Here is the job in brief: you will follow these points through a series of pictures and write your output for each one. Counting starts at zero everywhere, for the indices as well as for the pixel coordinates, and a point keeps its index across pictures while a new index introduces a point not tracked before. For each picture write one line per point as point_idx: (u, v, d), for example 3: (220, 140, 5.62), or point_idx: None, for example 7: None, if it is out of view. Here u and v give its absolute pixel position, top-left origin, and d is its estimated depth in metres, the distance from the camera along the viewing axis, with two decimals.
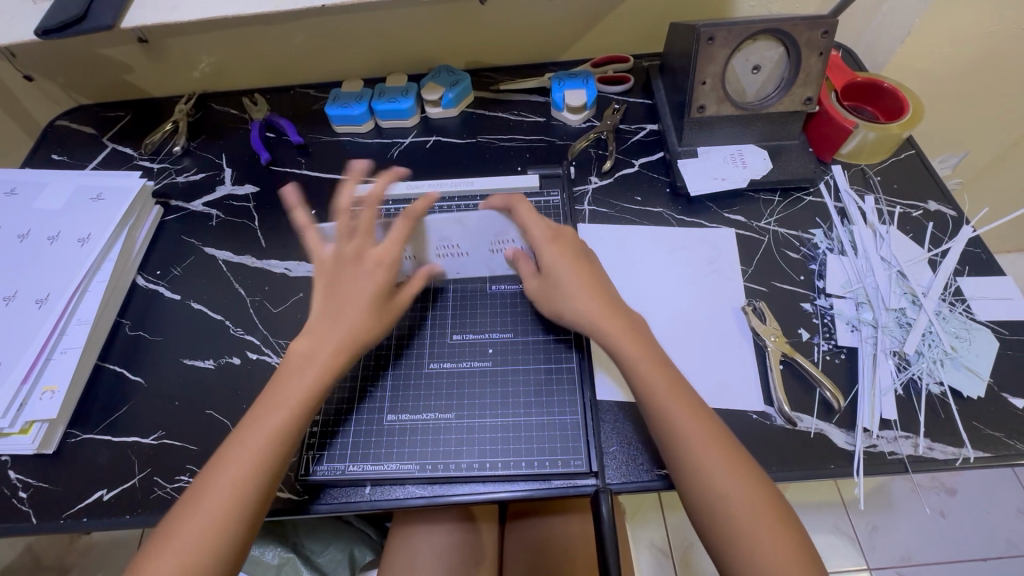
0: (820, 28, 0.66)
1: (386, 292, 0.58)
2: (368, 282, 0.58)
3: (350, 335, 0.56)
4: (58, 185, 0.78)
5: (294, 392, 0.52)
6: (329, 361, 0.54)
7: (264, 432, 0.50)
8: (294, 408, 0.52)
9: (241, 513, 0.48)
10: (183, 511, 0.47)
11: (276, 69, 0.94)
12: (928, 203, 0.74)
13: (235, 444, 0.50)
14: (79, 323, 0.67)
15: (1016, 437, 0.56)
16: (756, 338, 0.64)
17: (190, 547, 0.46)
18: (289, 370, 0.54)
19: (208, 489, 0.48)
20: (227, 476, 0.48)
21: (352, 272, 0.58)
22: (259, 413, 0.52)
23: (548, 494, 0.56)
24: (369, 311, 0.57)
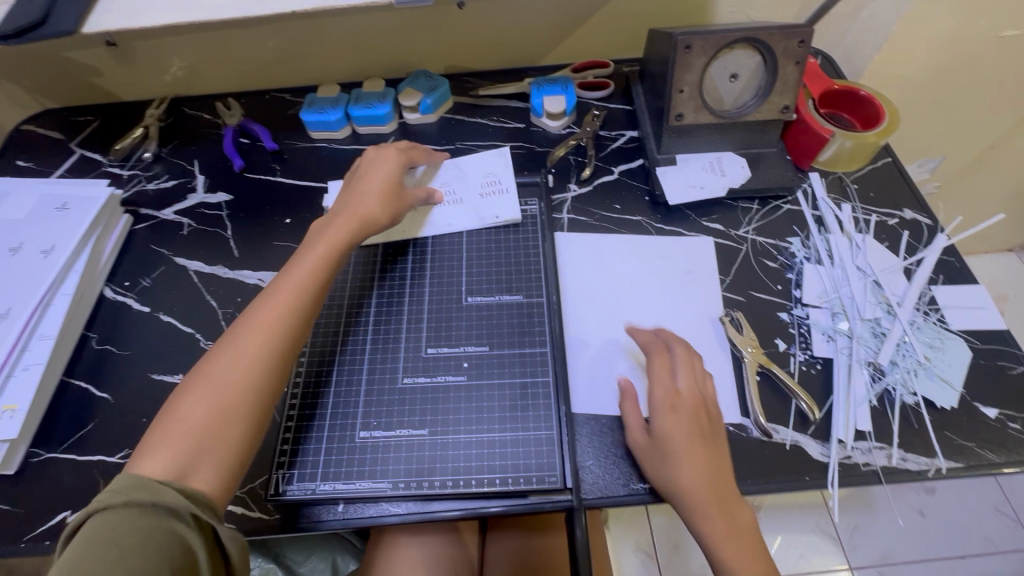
0: (796, 37, 0.66)
1: (394, 178, 0.68)
2: (382, 164, 0.69)
3: (358, 217, 0.64)
4: (22, 193, 0.76)
5: (303, 275, 0.58)
6: (336, 246, 0.61)
7: (273, 312, 0.54)
8: (300, 290, 0.57)
9: (253, 390, 0.51)
10: (193, 388, 0.50)
11: (250, 73, 0.92)
12: (903, 211, 0.74)
13: (243, 326, 0.54)
14: (42, 338, 0.65)
15: (988, 447, 0.56)
16: (733, 348, 0.64)
17: (204, 415, 0.48)
18: (294, 262, 0.59)
19: (219, 366, 0.51)
20: (237, 353, 0.52)
21: (367, 164, 0.69)
22: (265, 301, 0.56)
23: (523, 511, 0.55)
24: (380, 199, 0.66)
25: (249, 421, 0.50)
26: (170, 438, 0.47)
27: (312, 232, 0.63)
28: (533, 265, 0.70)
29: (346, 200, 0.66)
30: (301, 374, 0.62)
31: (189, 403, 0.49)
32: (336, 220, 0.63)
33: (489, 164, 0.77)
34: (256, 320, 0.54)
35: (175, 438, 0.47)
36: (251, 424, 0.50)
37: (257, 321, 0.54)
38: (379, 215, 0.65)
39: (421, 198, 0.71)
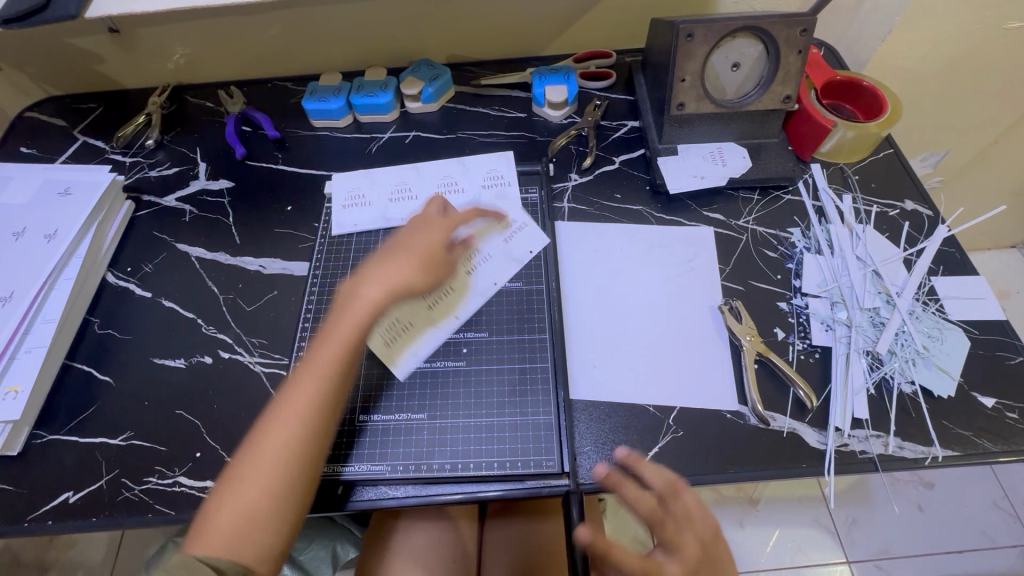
0: (799, 25, 0.66)
1: (438, 256, 0.62)
2: (428, 233, 0.63)
3: (392, 289, 0.57)
4: (26, 179, 0.77)
5: (343, 337, 0.54)
6: (362, 324, 0.55)
7: (307, 401, 0.51)
8: (338, 359, 0.53)
9: (290, 472, 0.49)
10: (231, 476, 0.49)
11: (253, 61, 0.92)
12: (905, 202, 0.74)
13: (280, 402, 0.51)
14: (45, 322, 0.65)
15: (984, 436, 0.56)
16: (732, 337, 0.64)
17: (242, 506, 0.47)
18: (333, 326, 0.55)
19: (254, 450, 0.49)
20: (272, 438, 0.49)
21: (415, 225, 0.64)
22: (302, 374, 0.52)
23: (521, 495, 0.56)
24: (415, 276, 0.59)
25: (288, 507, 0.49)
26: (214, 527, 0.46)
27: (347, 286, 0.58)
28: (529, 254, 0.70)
29: (389, 252, 0.60)
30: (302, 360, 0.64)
31: (224, 510, 0.47)
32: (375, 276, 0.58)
33: (491, 162, 0.77)
34: (292, 399, 0.51)
35: (217, 528, 0.46)
36: (291, 508, 0.49)
37: (294, 397, 0.51)
38: (419, 282, 0.59)
39: (461, 255, 0.67)
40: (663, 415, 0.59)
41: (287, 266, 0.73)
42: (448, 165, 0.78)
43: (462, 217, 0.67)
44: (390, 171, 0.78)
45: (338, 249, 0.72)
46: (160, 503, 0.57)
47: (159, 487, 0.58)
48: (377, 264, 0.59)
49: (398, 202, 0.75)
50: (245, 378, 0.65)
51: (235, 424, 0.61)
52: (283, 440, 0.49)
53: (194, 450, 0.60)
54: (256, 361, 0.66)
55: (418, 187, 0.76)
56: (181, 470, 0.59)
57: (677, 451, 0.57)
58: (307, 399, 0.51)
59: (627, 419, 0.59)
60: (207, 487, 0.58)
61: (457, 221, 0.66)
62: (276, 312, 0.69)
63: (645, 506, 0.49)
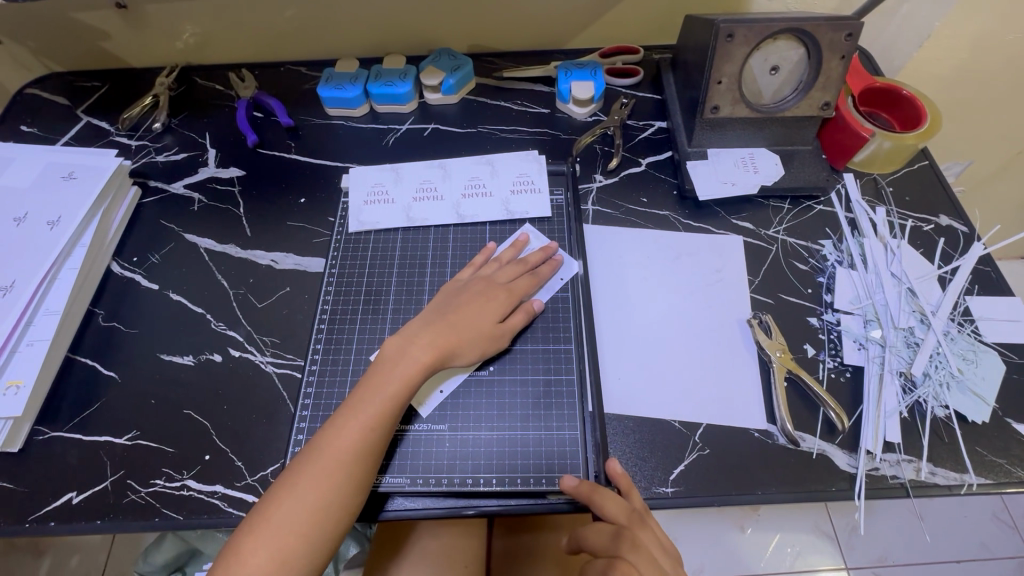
0: (844, 30, 0.63)
1: (490, 328, 0.59)
2: (486, 301, 0.60)
3: (441, 347, 0.56)
4: (28, 160, 0.73)
5: (381, 397, 0.52)
6: (408, 381, 0.54)
7: (345, 449, 0.50)
8: (374, 419, 0.52)
9: (315, 530, 0.48)
10: (254, 524, 0.47)
11: (266, 43, 0.88)
12: (940, 217, 0.72)
13: (309, 455, 0.50)
14: (47, 313, 0.63)
15: (1018, 464, 0.55)
16: (761, 353, 0.62)
17: (263, 558, 0.46)
18: (371, 385, 0.54)
19: (280, 502, 0.48)
20: (300, 492, 0.48)
21: (471, 290, 0.62)
22: (336, 429, 0.51)
23: (542, 511, 0.54)
24: (463, 335, 0.58)
25: (307, 565, 0.47)
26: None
27: (390, 345, 0.57)
28: (561, 280, 0.66)
29: (439, 316, 0.59)
30: (317, 363, 0.62)
31: (251, 547, 0.46)
32: (418, 338, 0.57)
33: (521, 165, 0.74)
34: (324, 453, 0.50)
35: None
36: (309, 567, 0.47)
37: (326, 452, 0.50)
38: (469, 352, 0.58)
39: (523, 322, 0.61)
40: (689, 431, 0.57)
41: (300, 262, 0.70)
42: (479, 164, 0.75)
43: (530, 286, 0.63)
44: (415, 166, 0.75)
45: (355, 246, 0.70)
46: (167, 507, 0.55)
47: (166, 490, 0.56)
48: (424, 323, 0.58)
49: (470, 198, 0.73)
50: (256, 378, 0.62)
51: (246, 427, 0.59)
52: (321, 488, 0.48)
53: (202, 452, 0.58)
54: (267, 361, 0.63)
55: (444, 187, 0.73)
56: (189, 473, 0.57)
57: (703, 469, 0.55)
58: (348, 444, 0.50)
59: (652, 435, 0.57)
60: (216, 492, 0.56)
61: (521, 293, 0.63)
62: (289, 310, 0.67)
63: (623, 513, 0.50)
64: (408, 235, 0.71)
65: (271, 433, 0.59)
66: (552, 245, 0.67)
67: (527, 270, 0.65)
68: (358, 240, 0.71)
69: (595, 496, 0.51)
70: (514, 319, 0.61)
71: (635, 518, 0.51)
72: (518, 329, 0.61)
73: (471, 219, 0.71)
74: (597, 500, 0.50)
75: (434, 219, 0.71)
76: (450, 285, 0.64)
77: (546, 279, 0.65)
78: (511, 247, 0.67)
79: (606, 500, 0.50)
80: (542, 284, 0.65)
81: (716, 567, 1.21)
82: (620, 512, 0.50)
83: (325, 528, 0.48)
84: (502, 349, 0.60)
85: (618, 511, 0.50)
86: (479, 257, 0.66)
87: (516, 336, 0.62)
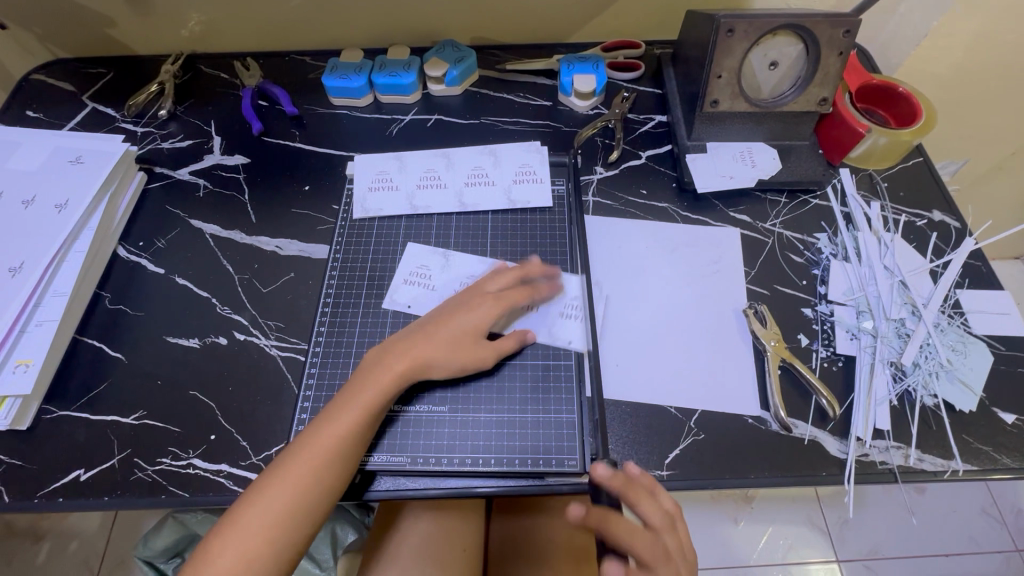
0: (842, 26, 0.64)
1: (470, 340, 0.58)
2: (470, 315, 0.59)
3: (415, 360, 0.56)
4: (35, 145, 0.74)
5: (353, 409, 0.53)
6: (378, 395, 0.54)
7: (312, 461, 0.51)
8: (347, 429, 0.52)
9: (281, 536, 0.49)
10: (222, 527, 0.49)
11: (271, 32, 0.89)
12: (933, 212, 0.73)
13: (281, 463, 0.51)
14: (55, 295, 0.64)
15: (1003, 451, 0.57)
16: (755, 341, 0.63)
17: (228, 560, 0.47)
18: (346, 396, 0.54)
19: (249, 507, 0.49)
20: (270, 498, 0.49)
21: (457, 304, 0.61)
22: (309, 437, 0.52)
23: (540, 491, 0.56)
24: (443, 349, 0.57)
25: (272, 569, 0.48)
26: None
27: (369, 358, 0.57)
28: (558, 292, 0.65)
29: (418, 329, 0.59)
30: (320, 346, 0.63)
31: (218, 551, 0.48)
32: (393, 351, 0.57)
33: (524, 156, 0.75)
34: (295, 463, 0.50)
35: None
36: (275, 571, 0.49)
37: (297, 461, 0.51)
38: (445, 369, 0.57)
39: (514, 345, 0.60)
40: (684, 417, 0.59)
41: (305, 248, 0.71)
42: (481, 155, 0.76)
43: (523, 300, 0.61)
44: (419, 155, 0.76)
45: (359, 233, 0.71)
46: (173, 484, 0.56)
47: (173, 468, 0.57)
48: (407, 334, 0.58)
49: (472, 188, 0.74)
50: (261, 360, 0.63)
51: (250, 408, 0.60)
52: (290, 496, 0.49)
53: (208, 432, 0.59)
54: (272, 344, 0.64)
55: (448, 176, 0.74)
56: (196, 452, 0.58)
57: (698, 453, 0.57)
58: (319, 455, 0.51)
59: (648, 419, 0.59)
60: (222, 471, 0.57)
61: (511, 304, 0.61)
62: (293, 295, 0.68)
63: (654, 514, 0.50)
64: (411, 223, 0.72)
65: (275, 415, 0.60)
66: (554, 270, 0.66)
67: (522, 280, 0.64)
68: (361, 227, 0.72)
69: (634, 496, 0.50)
70: (504, 342, 0.59)
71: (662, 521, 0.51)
72: (506, 351, 0.59)
73: (473, 208, 0.72)
74: (633, 500, 0.50)
75: (436, 208, 0.72)
76: (440, 301, 0.63)
77: (544, 296, 0.64)
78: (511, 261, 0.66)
79: (641, 501, 0.50)
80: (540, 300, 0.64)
81: (709, 559, 1.23)
82: (654, 514, 0.50)
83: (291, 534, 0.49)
84: (486, 366, 0.59)
85: (650, 513, 0.50)
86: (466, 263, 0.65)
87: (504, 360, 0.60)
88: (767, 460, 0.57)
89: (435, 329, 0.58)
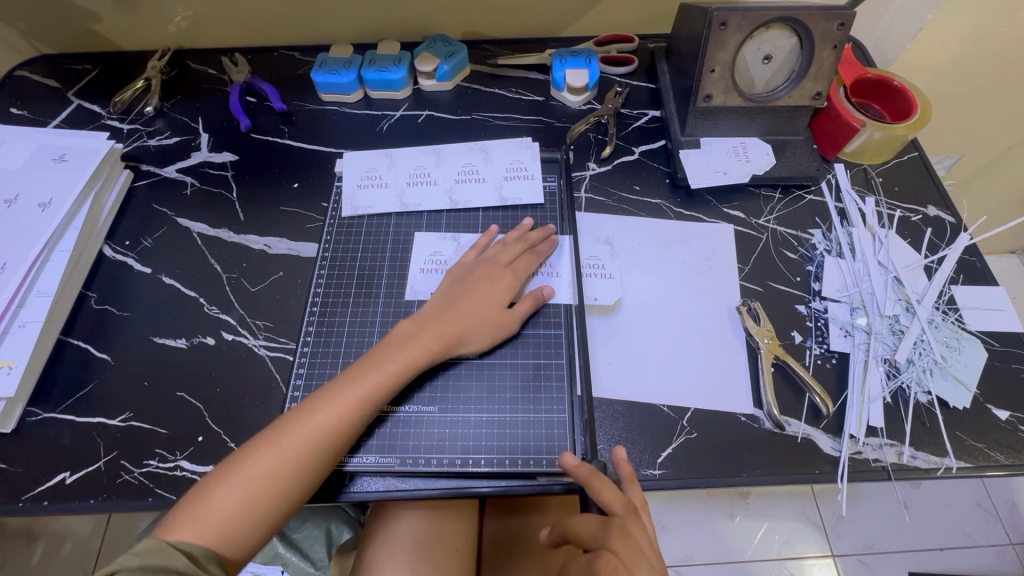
0: (837, 19, 0.64)
1: (496, 314, 0.60)
2: (490, 284, 0.61)
3: (446, 337, 0.57)
4: (19, 142, 0.73)
5: (378, 375, 0.53)
6: (404, 365, 0.55)
7: (329, 419, 0.51)
8: (368, 395, 0.53)
9: (285, 488, 0.48)
10: (229, 471, 0.48)
11: (259, 28, 0.88)
12: (928, 208, 0.72)
13: (297, 416, 0.51)
14: (39, 295, 0.63)
15: (997, 448, 0.56)
16: (749, 339, 0.63)
17: (233, 506, 0.47)
18: (371, 363, 0.54)
19: (259, 455, 0.49)
20: (281, 449, 0.49)
21: (475, 274, 0.62)
22: (329, 397, 0.52)
23: (531, 492, 0.55)
24: (473, 324, 0.59)
25: (270, 519, 0.48)
26: (195, 519, 0.46)
27: (398, 330, 0.58)
28: (558, 259, 0.67)
29: (445, 304, 0.60)
30: (309, 346, 0.62)
31: (220, 492, 0.47)
32: (423, 327, 0.57)
33: (515, 152, 0.74)
34: (311, 417, 0.50)
35: (196, 522, 0.46)
36: (272, 523, 0.48)
37: (315, 415, 0.51)
38: (473, 344, 0.58)
39: (531, 309, 0.62)
40: (677, 415, 0.58)
41: (294, 247, 0.71)
42: (472, 151, 0.75)
43: (530, 263, 0.64)
44: (409, 152, 0.75)
45: (347, 232, 0.70)
46: (160, 487, 0.56)
47: (159, 470, 0.57)
48: (435, 309, 0.59)
49: (463, 185, 0.73)
50: (249, 361, 0.63)
51: (238, 409, 0.60)
52: (300, 450, 0.49)
53: (195, 434, 0.58)
54: (260, 344, 0.64)
55: (438, 174, 0.73)
56: (183, 454, 0.57)
57: (690, 452, 0.56)
58: (336, 415, 0.51)
59: (640, 418, 0.58)
60: (209, 473, 0.56)
61: (523, 273, 0.63)
62: (282, 295, 0.67)
63: (618, 503, 0.49)
64: (401, 220, 0.71)
65: (263, 417, 0.59)
66: (551, 227, 0.68)
67: (526, 247, 0.65)
68: (350, 225, 0.71)
69: (594, 482, 0.50)
70: (522, 306, 0.61)
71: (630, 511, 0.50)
72: (524, 315, 0.61)
73: (464, 205, 0.71)
74: (594, 486, 0.50)
75: (427, 206, 0.71)
76: (455, 268, 0.64)
77: (545, 255, 0.66)
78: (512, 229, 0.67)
79: (602, 487, 0.50)
80: (542, 263, 0.66)
81: (705, 555, 1.23)
82: (617, 503, 0.49)
83: (294, 488, 0.49)
84: (510, 335, 0.61)
85: (613, 502, 0.49)
86: (480, 240, 0.66)
87: (524, 323, 0.62)
88: (760, 458, 0.56)
89: (463, 305, 0.59)
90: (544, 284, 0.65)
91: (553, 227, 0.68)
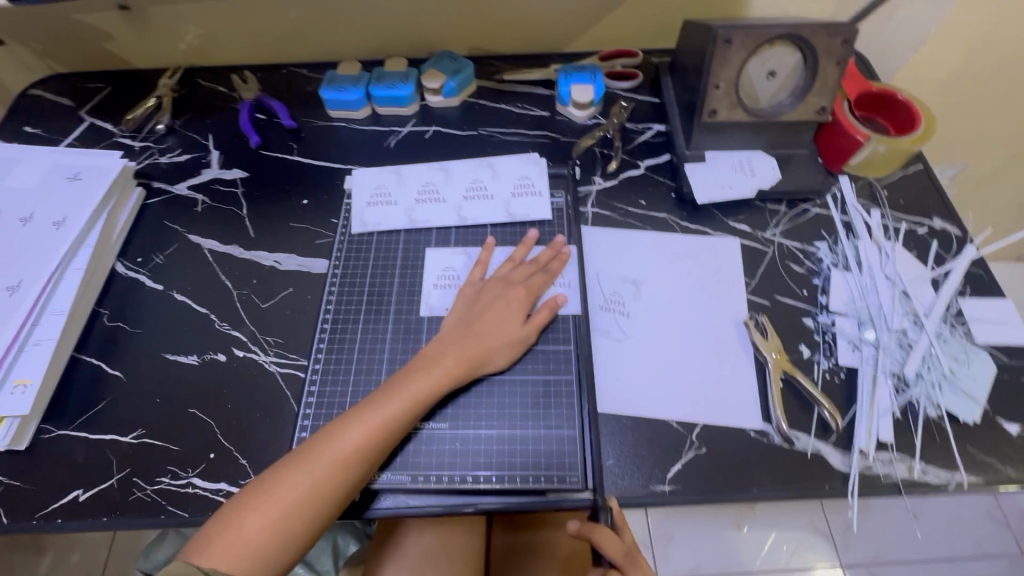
0: (840, 36, 0.64)
1: (514, 331, 0.60)
2: (507, 303, 0.61)
3: (467, 360, 0.57)
4: (33, 161, 0.74)
5: (403, 399, 0.54)
6: (427, 391, 0.55)
7: (355, 444, 0.51)
8: (394, 421, 0.53)
9: (313, 512, 0.49)
10: (256, 496, 0.48)
11: (268, 45, 0.89)
12: (933, 220, 0.73)
13: (324, 441, 0.51)
14: (53, 313, 0.64)
15: (1008, 463, 0.56)
16: (757, 353, 0.63)
17: (262, 532, 0.47)
18: (397, 386, 0.55)
19: (287, 481, 0.49)
20: (309, 475, 0.49)
21: (490, 292, 0.63)
22: (354, 420, 0.52)
23: (542, 507, 0.55)
24: (490, 343, 0.59)
25: (297, 544, 0.48)
26: (224, 546, 0.46)
27: (421, 352, 0.58)
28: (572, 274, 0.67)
29: (463, 326, 0.60)
30: (320, 362, 0.63)
31: (249, 519, 0.47)
32: (444, 350, 0.58)
33: (523, 168, 0.75)
34: (338, 442, 0.51)
35: (226, 548, 0.46)
36: (301, 546, 0.49)
37: (342, 440, 0.51)
38: (493, 363, 0.59)
39: (547, 320, 0.62)
40: (686, 430, 0.59)
41: (303, 263, 0.71)
42: (480, 168, 0.76)
43: (545, 282, 0.64)
44: (417, 168, 0.76)
45: (357, 248, 0.71)
46: (172, 504, 0.56)
47: (172, 487, 0.57)
48: (454, 331, 0.60)
49: (471, 201, 0.73)
50: (260, 377, 0.63)
51: (249, 426, 0.60)
52: (328, 475, 0.49)
53: (207, 451, 0.59)
54: (271, 361, 0.64)
55: (446, 190, 0.74)
56: (194, 471, 0.58)
57: (700, 467, 0.57)
58: (361, 440, 0.51)
59: (649, 433, 0.58)
60: (221, 490, 0.57)
61: (537, 290, 0.64)
62: (293, 311, 0.67)
63: (620, 554, 0.54)
64: (410, 235, 0.72)
65: (274, 433, 0.60)
66: (559, 241, 0.68)
67: (538, 268, 0.66)
68: (359, 240, 0.72)
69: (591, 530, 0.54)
70: (538, 317, 0.62)
71: (628, 558, 0.54)
72: (542, 327, 0.62)
73: (471, 221, 0.72)
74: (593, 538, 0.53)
75: (435, 222, 0.72)
76: (471, 288, 0.64)
77: (558, 273, 0.66)
78: (521, 245, 0.68)
79: (604, 540, 0.53)
80: (555, 280, 0.66)
81: (711, 564, 1.22)
82: (617, 555, 0.53)
83: (321, 513, 0.49)
84: (526, 348, 0.62)
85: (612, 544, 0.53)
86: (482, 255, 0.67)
87: (539, 334, 0.63)
88: (770, 473, 0.56)
89: (482, 323, 0.60)
90: (557, 293, 0.66)
91: (562, 240, 0.68)
